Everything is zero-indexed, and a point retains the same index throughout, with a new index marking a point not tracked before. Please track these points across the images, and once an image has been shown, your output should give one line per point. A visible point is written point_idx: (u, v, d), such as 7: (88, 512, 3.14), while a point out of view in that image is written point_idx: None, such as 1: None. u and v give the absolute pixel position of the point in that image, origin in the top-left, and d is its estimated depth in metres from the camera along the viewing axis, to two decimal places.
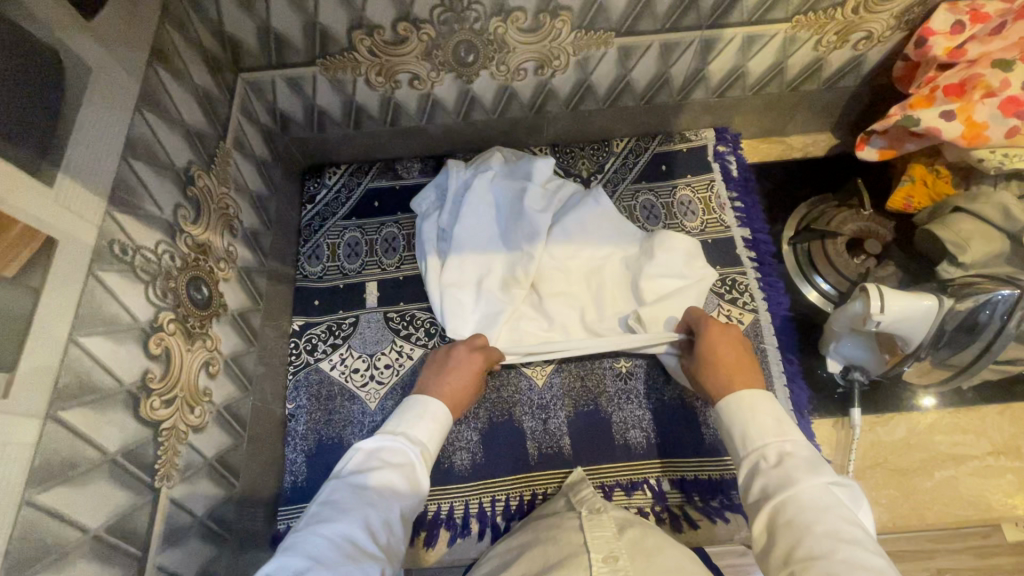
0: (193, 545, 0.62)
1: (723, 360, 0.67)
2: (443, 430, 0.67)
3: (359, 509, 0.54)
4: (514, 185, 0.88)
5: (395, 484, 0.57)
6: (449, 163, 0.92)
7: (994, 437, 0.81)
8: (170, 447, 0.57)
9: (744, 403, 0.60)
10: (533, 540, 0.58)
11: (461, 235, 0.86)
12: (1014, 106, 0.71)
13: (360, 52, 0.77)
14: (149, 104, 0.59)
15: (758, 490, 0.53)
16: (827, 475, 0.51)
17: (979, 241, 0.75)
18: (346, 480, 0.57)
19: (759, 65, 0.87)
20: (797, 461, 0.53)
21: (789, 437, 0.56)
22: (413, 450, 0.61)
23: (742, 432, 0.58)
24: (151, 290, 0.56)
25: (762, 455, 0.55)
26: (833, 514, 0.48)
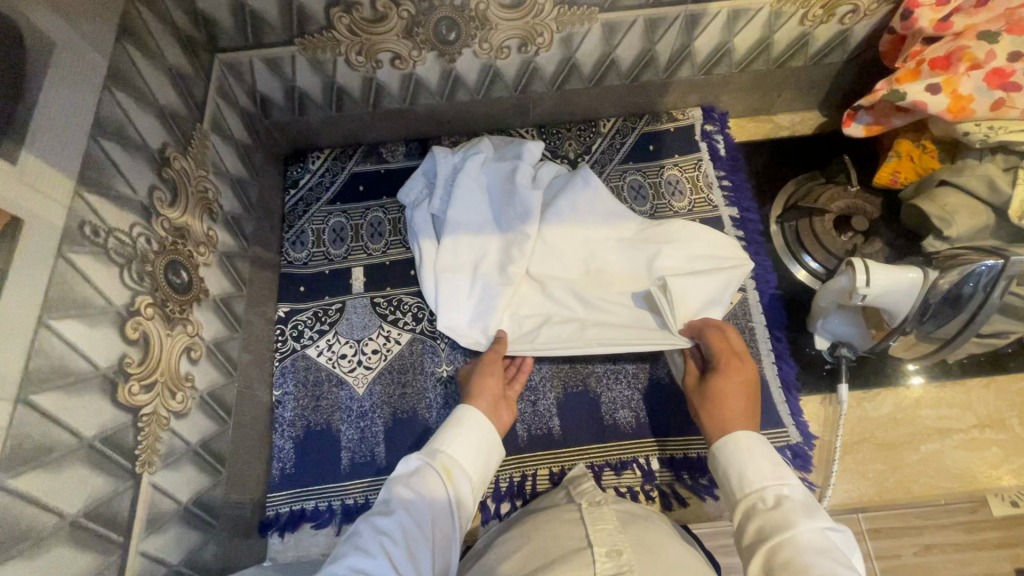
0: (178, 532, 0.61)
1: (725, 400, 0.66)
2: (477, 443, 0.64)
3: (379, 544, 0.51)
4: (505, 166, 0.87)
5: (414, 506, 0.55)
6: (435, 149, 0.90)
7: (979, 410, 0.82)
8: (152, 433, 0.56)
9: (742, 446, 0.59)
10: (533, 530, 0.59)
11: (454, 221, 0.83)
12: (999, 78, 0.71)
13: (340, 30, 0.76)
14: (118, 82, 0.57)
15: (755, 530, 0.53)
16: (823, 520, 0.50)
17: (964, 215, 0.75)
18: (370, 514, 0.56)
19: (745, 41, 0.86)
20: (795, 504, 0.53)
21: (785, 481, 0.55)
22: (431, 467, 0.59)
23: (739, 474, 0.58)
24: (127, 274, 0.55)
25: (761, 498, 0.55)
26: (830, 556, 0.47)
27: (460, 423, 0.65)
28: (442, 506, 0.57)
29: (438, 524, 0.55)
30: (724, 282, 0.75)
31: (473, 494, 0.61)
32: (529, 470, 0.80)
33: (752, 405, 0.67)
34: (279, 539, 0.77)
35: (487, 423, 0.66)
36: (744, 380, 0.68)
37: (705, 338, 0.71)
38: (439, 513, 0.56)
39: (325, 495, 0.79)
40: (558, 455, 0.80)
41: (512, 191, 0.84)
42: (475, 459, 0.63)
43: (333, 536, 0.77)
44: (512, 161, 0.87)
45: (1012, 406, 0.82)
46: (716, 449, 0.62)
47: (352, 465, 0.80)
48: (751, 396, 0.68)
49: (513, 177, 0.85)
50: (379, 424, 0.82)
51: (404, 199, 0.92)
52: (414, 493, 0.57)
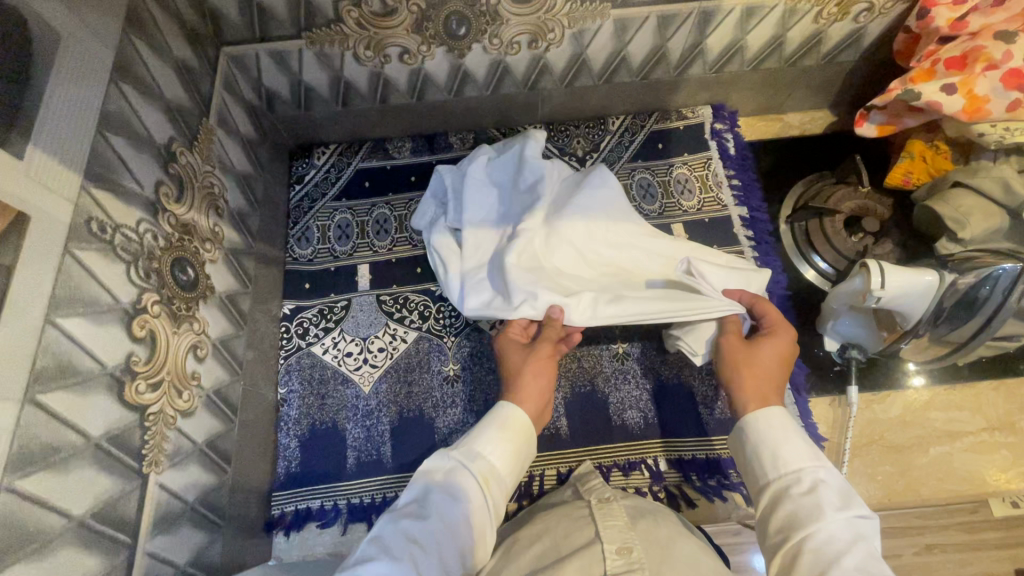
0: (185, 532, 0.60)
1: (760, 373, 0.63)
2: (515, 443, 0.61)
3: (407, 551, 0.48)
4: (510, 156, 0.87)
5: (448, 513, 0.52)
6: (440, 167, 0.91)
7: (990, 414, 0.81)
8: (158, 432, 0.56)
9: (775, 425, 0.56)
10: (539, 531, 0.58)
11: (468, 216, 0.82)
12: (1016, 79, 0.70)
13: (348, 24, 0.75)
14: (125, 75, 0.56)
15: (784, 516, 0.50)
16: (860, 509, 0.48)
17: (979, 217, 0.74)
18: (399, 515, 0.52)
19: (757, 39, 0.85)
20: (831, 492, 0.50)
21: (823, 466, 0.53)
22: (467, 470, 0.57)
23: (773, 453, 0.55)
24: (133, 271, 0.54)
25: (794, 481, 0.52)
26: (865, 550, 0.45)
27: (502, 423, 0.62)
28: (474, 515, 0.54)
29: (469, 534, 0.52)
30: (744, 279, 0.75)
31: (504, 504, 0.58)
32: (536, 470, 0.79)
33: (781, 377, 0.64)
34: (284, 537, 0.77)
35: (524, 426, 0.63)
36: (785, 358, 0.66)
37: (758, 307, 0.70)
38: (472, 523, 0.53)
39: (331, 494, 0.78)
40: (567, 456, 0.80)
41: (521, 175, 0.84)
42: (511, 466, 0.60)
43: (339, 535, 0.77)
44: (515, 149, 0.87)
45: (1021, 409, 0.81)
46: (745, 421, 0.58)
47: (358, 463, 0.80)
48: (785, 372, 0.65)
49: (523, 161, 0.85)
50: (385, 423, 0.82)
51: (417, 226, 0.90)
52: (448, 498, 0.54)
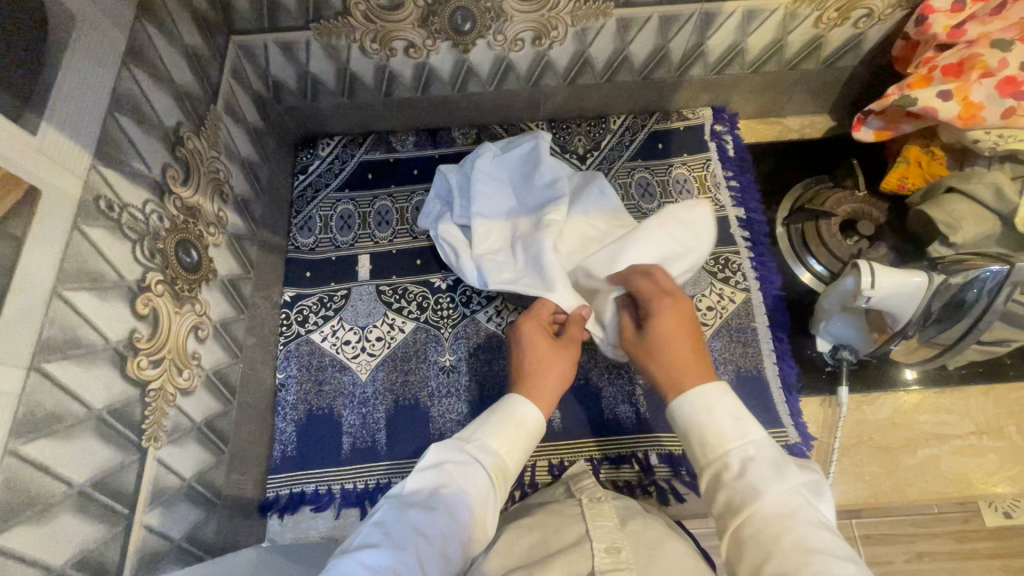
0: (182, 508, 0.61)
1: (665, 350, 0.65)
2: (523, 444, 0.63)
3: (415, 540, 0.49)
4: (520, 150, 0.88)
5: (456, 506, 0.54)
6: (441, 167, 0.92)
7: (978, 417, 0.82)
8: (158, 408, 0.57)
9: (700, 406, 0.57)
10: (530, 523, 0.60)
11: (481, 206, 0.83)
12: (1012, 86, 0.71)
13: (355, 17, 0.76)
14: (136, 59, 0.57)
15: (725, 501, 0.52)
16: (793, 479, 0.50)
17: (972, 222, 0.74)
18: (408, 500, 0.53)
19: (757, 42, 0.86)
20: (762, 466, 0.51)
21: (750, 440, 0.54)
22: (479, 466, 0.58)
23: (701, 440, 0.56)
24: (139, 249, 0.56)
25: (726, 464, 0.53)
26: (801, 520, 0.47)
27: (515, 422, 0.63)
28: (481, 510, 0.55)
29: (474, 528, 0.54)
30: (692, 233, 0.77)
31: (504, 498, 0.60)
32: (529, 461, 0.81)
33: (694, 343, 0.65)
34: (278, 520, 0.78)
35: (535, 423, 0.65)
36: (683, 319, 0.67)
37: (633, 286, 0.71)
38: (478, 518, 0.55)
39: (325, 479, 0.80)
40: (559, 448, 0.81)
41: (533, 169, 0.87)
42: (518, 463, 0.62)
43: (333, 519, 0.78)
44: (525, 144, 0.89)
45: (1010, 414, 0.82)
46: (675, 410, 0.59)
47: (353, 449, 0.81)
48: (693, 330, 0.67)
49: (535, 155, 0.87)
50: (380, 410, 0.83)
51: (422, 224, 0.91)
52: (457, 490, 0.55)
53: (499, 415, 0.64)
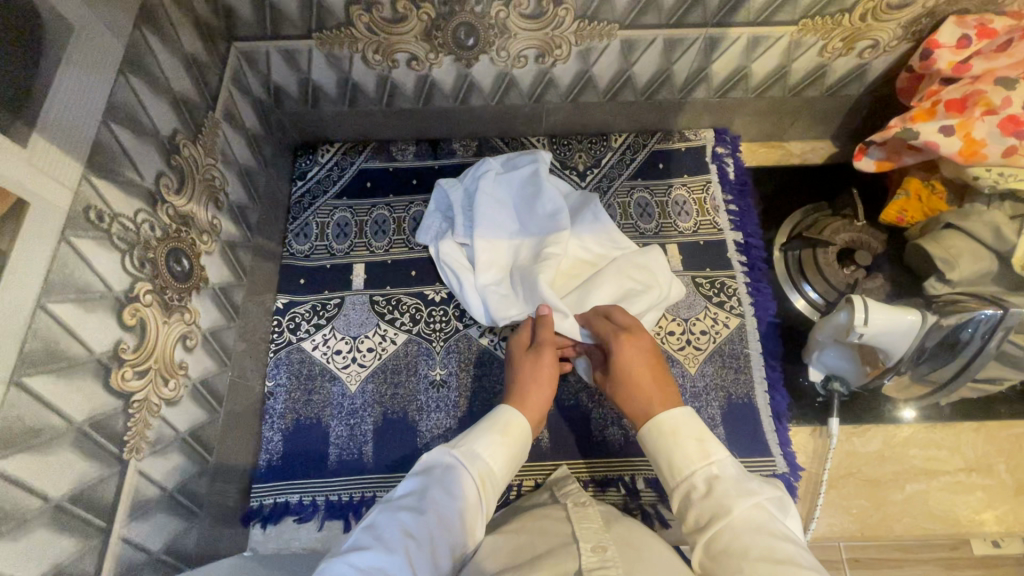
0: (161, 519, 0.61)
1: (629, 382, 0.67)
2: (513, 449, 0.63)
3: (403, 542, 0.48)
4: (522, 172, 0.89)
5: (445, 506, 0.53)
6: (441, 180, 0.93)
7: (968, 454, 0.82)
8: (141, 420, 0.56)
9: (667, 432, 0.59)
10: (519, 527, 0.60)
11: (485, 231, 0.85)
12: (1014, 125, 0.71)
13: (358, 28, 0.76)
14: (134, 67, 0.57)
15: (693, 520, 0.52)
16: (757, 494, 0.50)
17: (968, 259, 0.74)
18: (395, 505, 0.53)
19: (762, 68, 0.86)
20: (726, 485, 0.52)
21: (713, 459, 0.55)
22: (466, 469, 0.57)
23: (669, 462, 0.57)
24: (128, 260, 0.55)
25: (693, 486, 0.54)
26: (766, 533, 0.47)
27: (502, 429, 0.63)
28: (470, 513, 0.54)
29: (463, 531, 0.53)
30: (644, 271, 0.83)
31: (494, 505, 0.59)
32: (515, 479, 0.80)
33: (659, 369, 0.68)
34: (261, 530, 0.77)
35: (522, 429, 0.65)
36: (645, 350, 0.70)
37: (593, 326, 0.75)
38: (467, 520, 0.54)
39: (310, 489, 0.79)
40: (546, 468, 0.81)
41: (535, 194, 0.88)
42: (507, 470, 0.61)
43: (315, 531, 0.77)
44: (527, 167, 0.89)
45: (1000, 452, 0.82)
46: (646, 441, 0.61)
47: (339, 461, 0.81)
48: (654, 359, 0.69)
49: (536, 179, 0.88)
50: (368, 423, 0.83)
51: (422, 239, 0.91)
52: (446, 492, 0.54)
53: (485, 423, 0.64)
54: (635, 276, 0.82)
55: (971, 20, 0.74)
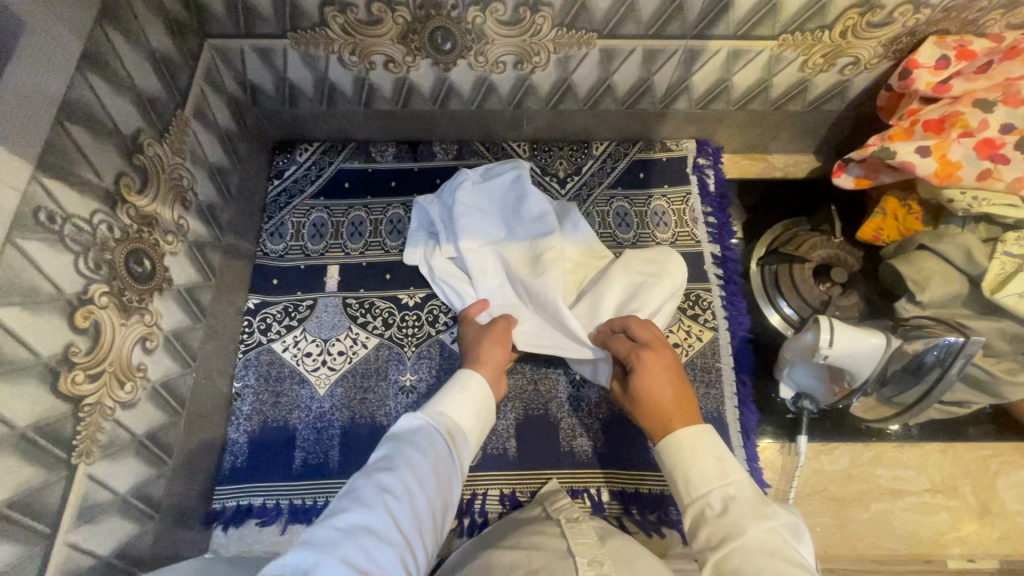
0: (112, 523, 0.60)
1: (650, 399, 0.67)
2: (476, 402, 0.66)
3: (380, 500, 0.52)
4: (502, 179, 0.88)
5: (418, 463, 0.56)
6: (419, 200, 0.93)
7: (934, 475, 0.82)
8: (92, 424, 0.56)
9: (687, 449, 0.59)
10: (514, 545, 0.58)
11: (478, 252, 0.84)
12: (989, 148, 0.70)
13: (333, 29, 0.75)
14: (94, 65, 0.56)
15: (704, 538, 0.53)
16: (772, 518, 0.51)
17: (939, 282, 0.74)
18: (371, 468, 0.56)
19: (743, 81, 0.85)
20: (741, 507, 0.53)
21: (730, 481, 0.55)
22: (433, 427, 0.61)
23: (686, 480, 0.57)
24: (82, 261, 0.54)
25: (707, 503, 0.55)
26: (777, 558, 0.48)
27: (461, 388, 0.66)
28: (444, 464, 0.58)
29: (439, 481, 0.57)
30: (645, 264, 0.82)
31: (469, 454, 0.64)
32: (480, 489, 0.80)
33: (679, 384, 0.68)
34: (223, 532, 0.77)
35: (488, 393, 0.68)
36: (664, 364, 0.69)
37: (608, 345, 0.74)
38: (441, 471, 0.58)
39: (274, 492, 0.79)
40: (511, 478, 0.81)
41: (519, 200, 0.87)
42: (474, 420, 0.65)
43: (278, 535, 0.77)
44: (507, 174, 0.89)
45: (965, 473, 0.82)
46: (665, 459, 0.60)
47: (305, 465, 0.80)
48: (676, 373, 0.69)
49: (518, 185, 0.87)
50: (336, 427, 0.82)
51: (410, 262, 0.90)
52: (416, 451, 0.58)
53: (450, 384, 0.67)
54: (637, 273, 0.81)
55: (951, 41, 0.74)
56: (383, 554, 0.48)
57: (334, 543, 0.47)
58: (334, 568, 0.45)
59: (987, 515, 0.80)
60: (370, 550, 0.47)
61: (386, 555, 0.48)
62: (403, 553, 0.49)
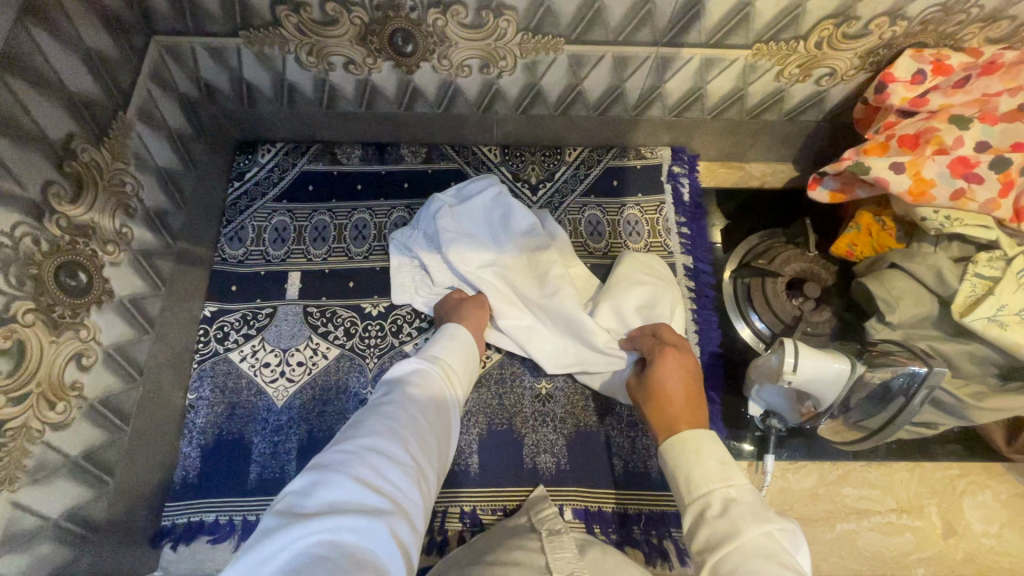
0: (41, 550, 0.58)
1: (665, 395, 0.66)
2: (461, 350, 0.69)
3: (384, 426, 0.53)
4: (481, 197, 0.85)
5: (416, 399, 0.58)
6: (395, 236, 0.88)
7: (900, 495, 0.81)
8: (15, 449, 0.53)
9: (688, 447, 0.57)
10: (493, 560, 0.57)
11: (484, 282, 0.80)
12: (964, 166, 0.68)
13: (287, 29, 0.71)
14: (16, 68, 0.52)
15: (704, 538, 0.50)
16: (771, 522, 0.48)
17: (909, 302, 0.72)
18: (373, 406, 0.57)
19: (718, 89, 0.82)
20: (742, 509, 0.50)
21: (732, 482, 0.52)
22: (430, 367, 0.63)
23: (686, 478, 0.55)
24: (1, 278, 0.51)
25: (706, 504, 0.52)
26: (777, 563, 0.45)
27: (449, 339, 0.70)
28: (440, 401, 0.60)
29: (438, 415, 0.58)
30: (648, 270, 0.83)
31: (462, 399, 0.66)
32: (440, 506, 0.78)
33: (695, 388, 0.67)
34: (173, 549, 0.74)
35: (472, 343, 0.72)
36: (684, 368, 0.69)
37: (638, 344, 0.75)
38: (438, 407, 0.59)
39: (226, 509, 0.76)
40: (472, 495, 0.79)
41: (505, 217, 0.85)
42: (463, 366, 0.67)
43: (229, 552, 0.74)
44: (484, 191, 0.86)
45: (932, 493, 0.81)
46: (666, 454, 0.59)
47: (259, 480, 0.77)
48: (694, 380, 0.68)
49: (501, 201, 0.85)
50: (293, 440, 0.79)
51: (399, 302, 0.86)
52: (414, 388, 0.59)
53: (436, 340, 0.69)
54: (644, 280, 0.81)
55: (928, 55, 0.72)
56: (395, 471, 0.48)
57: (345, 462, 0.48)
58: (348, 480, 0.45)
59: (952, 536, 0.79)
60: (382, 466, 0.48)
61: (398, 471, 0.48)
62: (412, 473, 0.50)
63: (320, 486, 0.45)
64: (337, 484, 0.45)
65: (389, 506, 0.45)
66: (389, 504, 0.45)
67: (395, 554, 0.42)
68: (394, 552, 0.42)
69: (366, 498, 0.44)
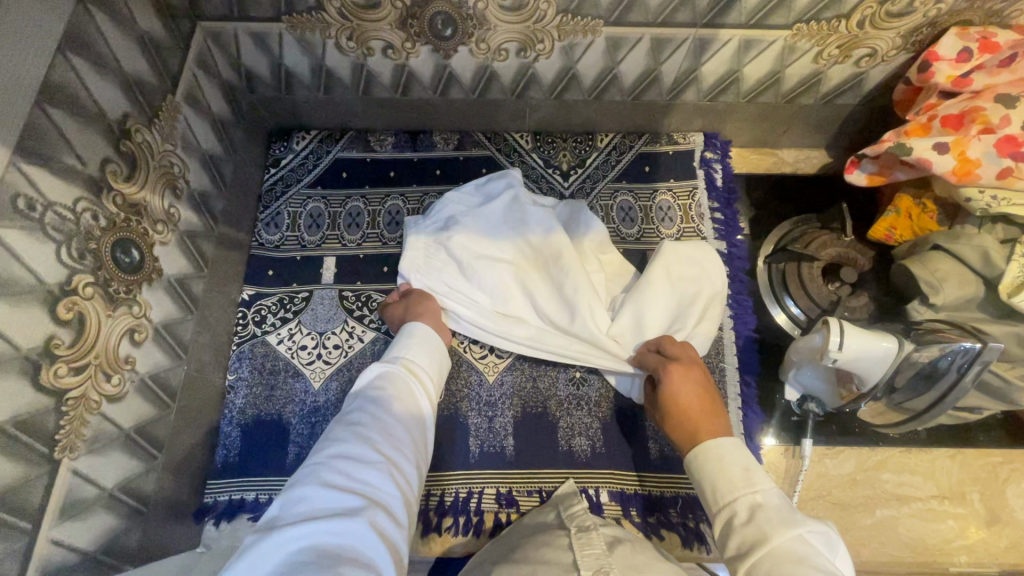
0: (96, 518, 0.59)
1: (679, 410, 0.65)
2: (427, 343, 0.69)
3: (353, 431, 0.54)
4: (501, 198, 0.86)
5: (382, 398, 0.59)
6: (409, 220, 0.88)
7: (941, 481, 0.80)
8: (77, 418, 0.55)
9: (714, 460, 0.56)
10: (521, 559, 0.55)
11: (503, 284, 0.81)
12: (1011, 146, 0.66)
13: (329, 13, 0.72)
14: (77, 47, 0.54)
15: (736, 546, 0.49)
16: (801, 524, 0.47)
17: (954, 284, 0.71)
18: (339, 415, 0.58)
19: (754, 72, 0.82)
20: (770, 514, 0.49)
21: (758, 488, 0.52)
22: (394, 366, 0.64)
23: (711, 488, 0.55)
24: (65, 251, 0.53)
25: (733, 512, 0.52)
26: (808, 566, 0.44)
27: (408, 335, 0.70)
28: (408, 395, 0.61)
29: (408, 411, 0.60)
30: (691, 260, 0.82)
31: (435, 388, 0.66)
32: (476, 488, 0.78)
33: (709, 399, 0.66)
34: (215, 526, 0.75)
35: (435, 335, 0.72)
36: (694, 381, 0.68)
37: (644, 360, 0.74)
38: (408, 404, 0.60)
39: (265, 488, 0.76)
40: (508, 477, 0.79)
41: (524, 218, 0.85)
42: (431, 358, 0.68)
43: None
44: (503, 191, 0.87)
45: (974, 480, 0.80)
46: (692, 471, 0.58)
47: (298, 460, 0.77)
48: (706, 392, 0.67)
49: (518, 203, 0.86)
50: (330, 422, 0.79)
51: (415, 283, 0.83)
52: (380, 389, 0.60)
53: (400, 340, 0.70)
54: (681, 274, 0.80)
55: (973, 33, 0.70)
56: (365, 470, 0.50)
57: (311, 475, 0.49)
58: (320, 490, 0.47)
59: (995, 524, 0.78)
60: (350, 468, 0.49)
61: (368, 470, 0.50)
62: (388, 469, 0.51)
63: (293, 503, 0.46)
64: (308, 495, 0.46)
65: (362, 502, 0.46)
66: (364, 501, 0.47)
67: (377, 545, 0.44)
68: (375, 543, 0.44)
69: (339, 502, 0.46)
